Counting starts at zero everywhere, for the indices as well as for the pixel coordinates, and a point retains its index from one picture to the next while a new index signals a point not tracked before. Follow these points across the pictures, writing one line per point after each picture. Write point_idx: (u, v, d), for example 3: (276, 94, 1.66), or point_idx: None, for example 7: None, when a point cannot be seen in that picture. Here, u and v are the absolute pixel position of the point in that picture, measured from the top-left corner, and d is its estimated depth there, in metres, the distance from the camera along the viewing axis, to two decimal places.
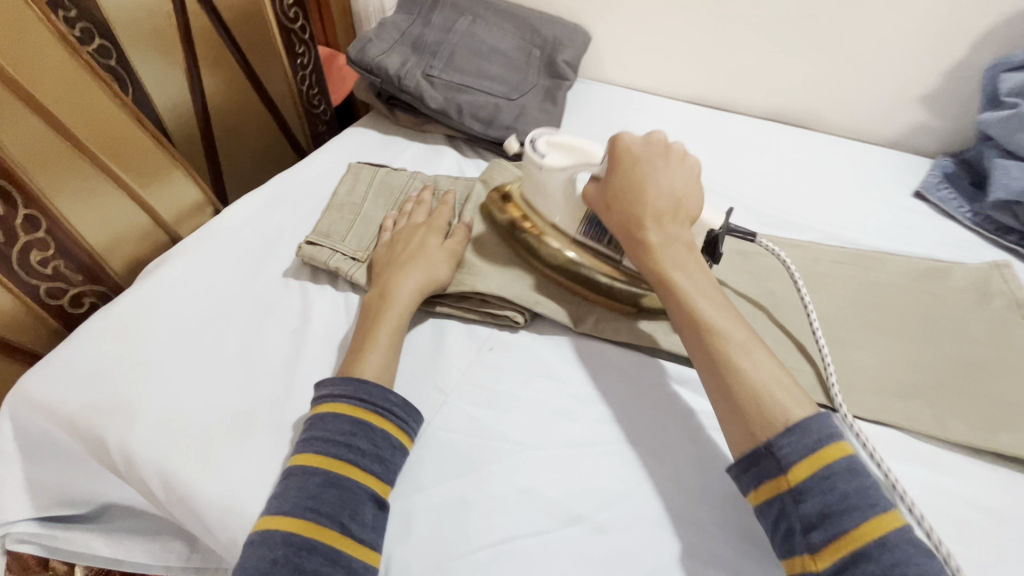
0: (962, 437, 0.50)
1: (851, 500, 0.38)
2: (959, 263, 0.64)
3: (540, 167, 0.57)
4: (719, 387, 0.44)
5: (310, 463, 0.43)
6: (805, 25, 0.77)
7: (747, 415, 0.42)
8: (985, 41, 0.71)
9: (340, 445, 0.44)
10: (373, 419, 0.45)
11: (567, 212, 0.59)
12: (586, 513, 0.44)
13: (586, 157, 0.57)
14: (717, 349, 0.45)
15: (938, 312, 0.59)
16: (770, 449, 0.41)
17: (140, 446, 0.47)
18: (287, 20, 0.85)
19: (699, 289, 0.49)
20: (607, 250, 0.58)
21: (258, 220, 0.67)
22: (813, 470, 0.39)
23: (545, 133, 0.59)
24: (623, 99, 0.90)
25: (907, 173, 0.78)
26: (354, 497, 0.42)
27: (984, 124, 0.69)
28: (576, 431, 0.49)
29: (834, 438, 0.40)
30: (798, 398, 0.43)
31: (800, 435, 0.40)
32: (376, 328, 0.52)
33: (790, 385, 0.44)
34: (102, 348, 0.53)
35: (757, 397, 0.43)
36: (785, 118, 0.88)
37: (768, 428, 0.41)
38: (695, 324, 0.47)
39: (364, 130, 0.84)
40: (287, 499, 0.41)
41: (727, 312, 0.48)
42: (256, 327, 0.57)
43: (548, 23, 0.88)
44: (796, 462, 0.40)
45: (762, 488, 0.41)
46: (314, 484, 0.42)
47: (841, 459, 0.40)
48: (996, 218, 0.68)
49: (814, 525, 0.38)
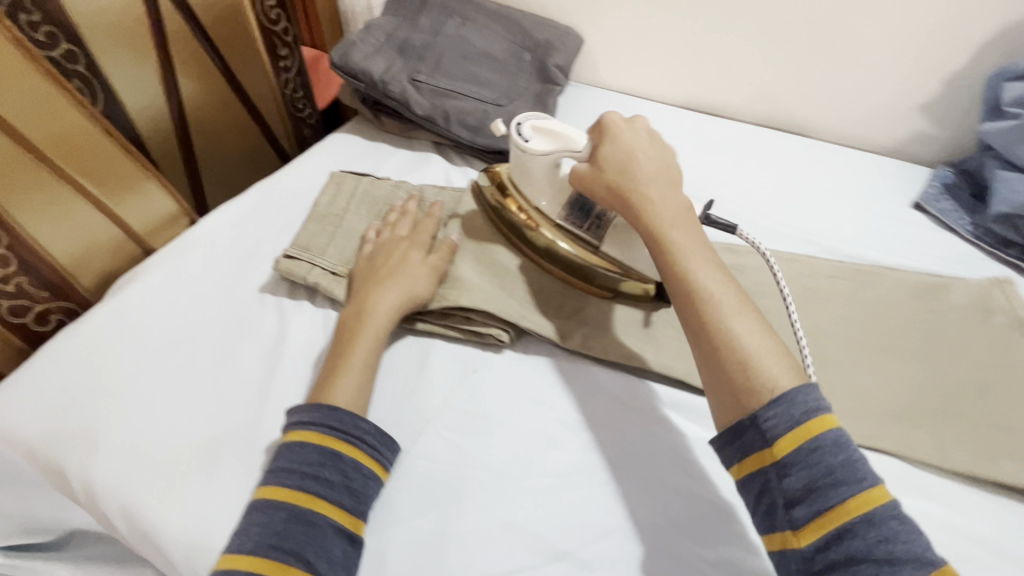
0: (961, 465, 0.48)
1: (839, 476, 0.36)
2: (959, 279, 0.62)
3: (522, 150, 0.57)
4: (708, 355, 0.42)
5: (275, 497, 0.40)
6: (802, 30, 0.75)
7: (736, 386, 0.40)
8: (988, 48, 0.69)
9: (307, 477, 0.41)
10: (342, 448, 0.43)
11: (551, 197, 0.58)
12: (570, 549, 0.42)
13: (568, 142, 0.55)
14: (706, 314, 0.42)
15: (937, 332, 0.57)
16: (755, 421, 0.38)
17: (102, 477, 0.45)
18: (269, 22, 0.82)
19: (690, 251, 0.46)
20: (586, 236, 0.56)
21: (235, 231, 0.65)
22: (801, 442, 0.37)
23: (532, 117, 0.58)
24: (616, 105, 0.88)
25: (906, 183, 0.76)
26: (321, 533, 0.39)
27: (984, 134, 0.67)
28: (561, 459, 0.47)
29: (822, 410, 0.38)
30: (789, 367, 0.40)
31: (786, 407, 0.38)
32: (353, 347, 0.50)
33: (779, 352, 0.40)
34: (65, 371, 0.50)
35: (745, 361, 0.40)
36: (781, 124, 0.86)
37: (756, 397, 0.39)
38: (686, 290, 0.44)
39: (348, 136, 0.81)
40: (249, 536, 0.39)
41: (721, 276, 0.44)
42: (230, 346, 0.54)
43: (539, 25, 0.86)
44: (781, 435, 0.37)
45: (746, 462, 0.39)
46: (278, 518, 0.39)
47: (829, 429, 0.37)
48: (996, 231, 0.66)
49: (798, 500, 0.36)
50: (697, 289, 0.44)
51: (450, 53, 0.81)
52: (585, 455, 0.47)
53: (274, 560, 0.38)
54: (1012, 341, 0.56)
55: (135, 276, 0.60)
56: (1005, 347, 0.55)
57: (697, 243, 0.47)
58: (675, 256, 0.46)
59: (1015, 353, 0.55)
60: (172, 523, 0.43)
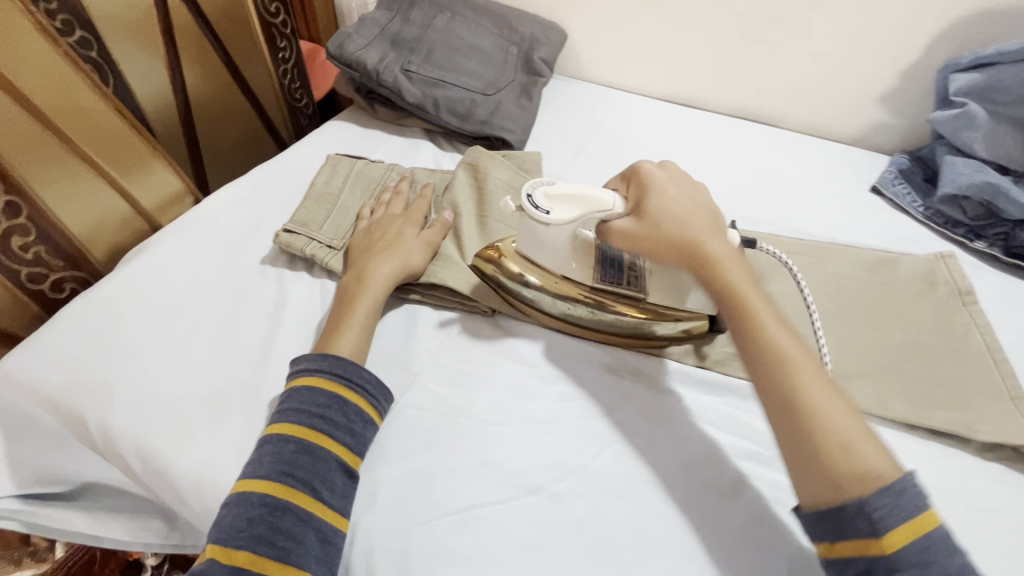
0: (900, 414, 0.53)
1: (954, 575, 0.34)
2: (908, 255, 0.67)
3: (545, 223, 0.54)
4: (795, 434, 0.40)
5: (287, 433, 0.45)
6: (769, 25, 0.80)
7: (833, 467, 0.38)
8: (938, 43, 0.74)
9: (315, 417, 0.46)
10: (346, 394, 0.48)
11: (578, 261, 0.57)
12: (544, 484, 0.47)
13: (593, 204, 0.53)
14: (793, 389, 0.41)
15: (886, 301, 0.63)
16: (860, 508, 0.37)
17: (118, 423, 0.49)
18: (268, 15, 0.87)
19: (767, 322, 0.45)
20: (627, 290, 0.57)
21: (237, 210, 0.69)
22: (908, 537, 0.35)
23: (541, 185, 0.55)
24: (598, 96, 0.93)
25: (866, 169, 0.81)
26: (327, 465, 0.44)
27: (934, 122, 0.73)
28: (538, 409, 0.52)
29: (926, 503, 0.36)
30: (883, 448, 0.39)
31: (894, 498, 0.36)
32: (352, 308, 0.54)
33: (869, 432, 0.40)
34: (81, 331, 0.55)
35: (841, 442, 0.39)
36: (752, 115, 0.91)
37: (860, 482, 0.37)
38: (770, 365, 0.43)
39: (344, 124, 0.86)
40: (263, 464, 0.43)
41: (797, 344, 0.44)
42: (234, 311, 0.59)
43: (525, 21, 0.91)
44: (891, 528, 0.35)
45: (841, 544, 0.38)
46: (289, 450, 0.44)
47: (936, 526, 0.35)
48: (945, 212, 0.72)
49: None
50: (781, 364, 0.43)
51: (440, 46, 0.86)
52: (561, 406, 0.52)
53: (285, 485, 0.42)
54: (952, 308, 0.61)
55: (144, 249, 0.64)
56: (945, 314, 0.61)
57: (767, 308, 0.47)
58: (753, 327, 0.45)
59: (954, 319, 0.60)
60: (183, 463, 0.47)
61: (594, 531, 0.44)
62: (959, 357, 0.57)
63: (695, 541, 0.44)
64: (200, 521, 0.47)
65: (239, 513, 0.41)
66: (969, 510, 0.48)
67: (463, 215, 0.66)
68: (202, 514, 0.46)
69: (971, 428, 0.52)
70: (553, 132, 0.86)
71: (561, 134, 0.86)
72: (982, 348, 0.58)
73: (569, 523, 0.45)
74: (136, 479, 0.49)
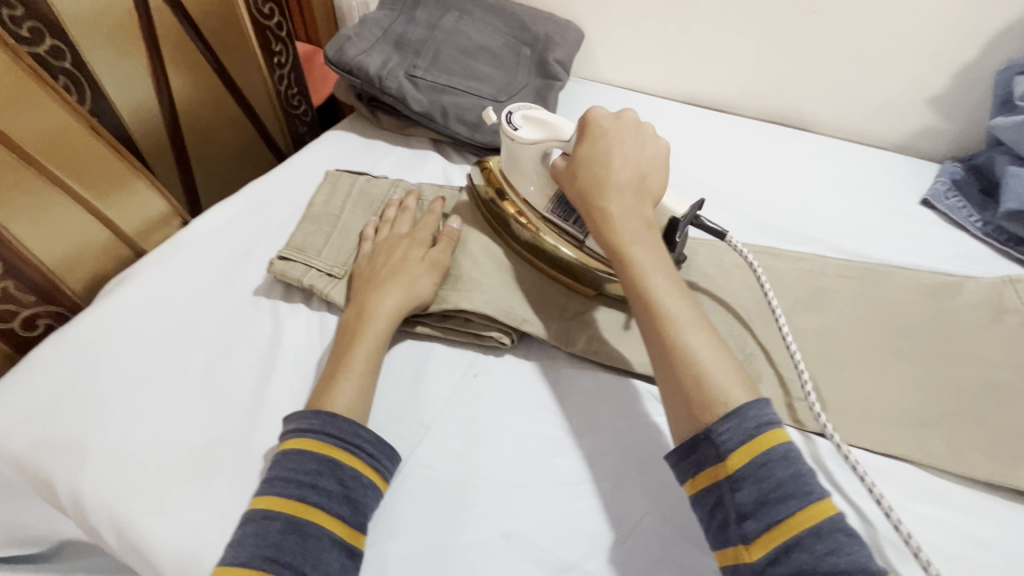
0: (978, 471, 0.47)
1: (786, 488, 0.36)
2: (970, 277, 0.61)
3: (511, 138, 0.56)
4: (659, 360, 0.42)
5: (273, 507, 0.39)
6: (809, 22, 0.73)
7: (689, 398, 0.40)
8: (998, 41, 0.67)
9: (304, 486, 0.40)
10: (341, 456, 0.42)
11: (538, 185, 0.57)
12: (577, 561, 0.41)
13: (557, 132, 0.55)
14: (665, 327, 0.43)
15: (951, 332, 0.56)
16: (709, 434, 0.38)
17: (91, 489, 0.43)
18: (262, 16, 0.80)
19: (651, 266, 0.46)
20: (572, 229, 0.55)
21: (228, 232, 0.63)
22: (747, 458, 0.37)
23: (524, 107, 0.58)
24: (618, 100, 0.86)
25: (914, 179, 0.74)
26: (320, 546, 0.38)
27: (996, 129, 0.66)
28: (566, 467, 0.46)
29: (772, 425, 0.38)
30: (742, 382, 0.40)
31: (738, 421, 0.38)
32: (353, 348, 0.48)
33: (733, 369, 0.41)
34: (52, 378, 0.49)
35: (697, 371, 0.40)
36: (786, 120, 0.84)
37: (710, 412, 0.39)
38: (645, 301, 0.44)
39: (345, 134, 0.80)
40: (243, 548, 0.37)
41: (678, 293, 0.45)
42: (224, 351, 0.53)
43: (539, 19, 0.84)
44: (733, 450, 0.37)
45: (700, 476, 0.39)
46: (275, 530, 0.38)
47: (777, 446, 0.37)
48: (1008, 228, 0.65)
49: (748, 514, 0.36)
50: (653, 299, 0.44)
51: (448, 48, 0.79)
52: (591, 462, 0.46)
53: (269, 575, 0.36)
54: None
55: (126, 278, 0.58)
56: (1020, 347, 0.54)
57: (659, 262, 0.47)
58: (638, 269, 0.46)
59: None
60: (164, 536, 0.41)
61: None
62: None
63: None
64: None
65: None
66: None
67: (475, 236, 0.60)
68: None
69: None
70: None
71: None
72: None
73: None
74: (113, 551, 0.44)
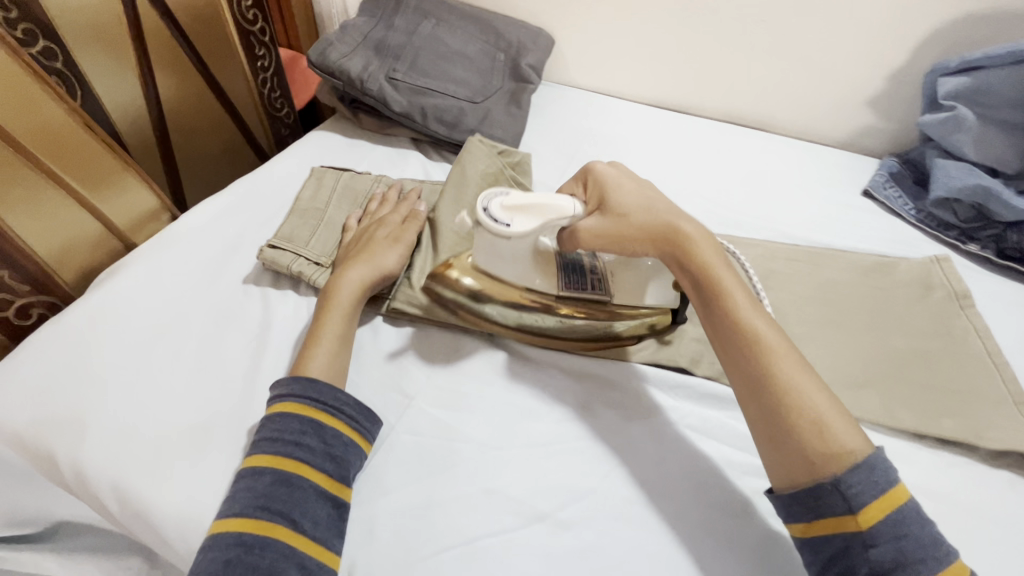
0: (908, 424, 0.52)
1: (925, 545, 0.37)
2: (903, 258, 0.67)
3: (505, 237, 0.50)
4: (772, 408, 0.41)
5: (261, 464, 0.42)
6: (758, 30, 0.80)
7: (810, 448, 0.39)
8: (924, 47, 0.75)
9: (289, 444, 0.43)
10: (322, 417, 0.45)
11: (540, 271, 0.55)
12: (550, 510, 0.45)
13: (556, 213, 0.50)
14: (771, 372, 0.42)
15: (886, 306, 0.62)
16: (837, 485, 0.38)
17: (91, 460, 0.46)
18: (245, 22, 0.84)
19: (742, 304, 0.46)
20: (592, 295, 0.55)
21: (217, 226, 0.66)
22: (882, 513, 0.37)
23: (497, 196, 0.50)
24: (588, 103, 0.92)
25: (858, 173, 0.81)
26: (306, 495, 0.41)
27: (924, 126, 0.73)
28: (540, 430, 0.50)
29: (892, 479, 0.38)
30: (857, 428, 0.40)
31: (869, 475, 0.38)
32: (321, 317, 0.52)
33: (848, 416, 0.41)
34: (50, 361, 0.51)
35: (816, 419, 0.40)
36: (742, 120, 0.91)
37: (834, 463, 0.39)
38: (746, 343, 0.44)
39: (327, 134, 0.83)
40: (236, 500, 0.41)
41: (777, 334, 0.44)
42: (216, 334, 0.56)
43: (512, 26, 0.89)
44: (865, 505, 0.37)
45: (819, 523, 0.39)
46: (263, 485, 0.41)
47: (904, 500, 0.38)
48: (938, 214, 0.72)
49: (886, 570, 0.36)
50: (756, 341, 0.44)
51: (426, 53, 0.84)
52: (562, 427, 0.50)
53: (261, 521, 0.40)
54: (950, 312, 0.61)
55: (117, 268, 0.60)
56: (945, 317, 0.60)
57: (750, 302, 0.46)
58: (730, 310, 0.45)
59: (953, 323, 0.60)
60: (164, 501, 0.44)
61: (602, 559, 0.43)
62: (962, 361, 0.57)
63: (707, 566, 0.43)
64: (184, 563, 0.44)
65: (213, 557, 0.38)
66: (982, 520, 0.47)
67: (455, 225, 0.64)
68: (186, 556, 0.43)
69: (978, 435, 0.51)
70: (544, 140, 0.85)
71: (553, 142, 0.84)
72: (982, 353, 0.57)
73: (577, 552, 0.43)
74: (113, 520, 0.46)
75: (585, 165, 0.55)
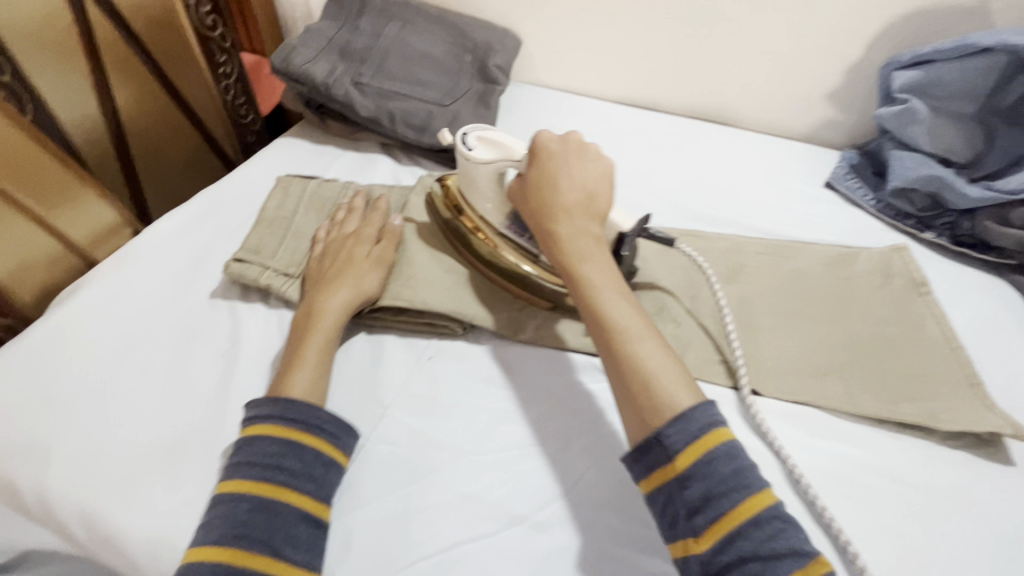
0: (869, 409, 0.54)
1: (728, 480, 0.40)
2: (864, 248, 0.69)
3: (466, 159, 0.56)
4: (607, 357, 0.46)
5: (244, 488, 0.42)
6: (721, 27, 0.81)
7: (640, 405, 0.43)
8: (879, 42, 0.77)
9: (269, 468, 0.43)
10: (302, 437, 0.45)
11: (498, 201, 0.58)
12: (527, 513, 0.45)
13: (510, 151, 0.55)
14: (614, 337, 0.46)
15: (848, 296, 0.64)
16: (658, 437, 0.41)
17: (57, 486, 0.45)
18: (205, 27, 0.81)
19: (600, 278, 0.49)
20: (529, 246, 0.58)
21: (181, 238, 0.64)
22: (693, 459, 0.40)
23: (477, 128, 0.58)
24: (557, 102, 0.92)
25: (820, 165, 0.83)
26: (288, 523, 0.41)
27: (881, 119, 0.74)
28: (517, 434, 0.50)
29: (715, 423, 0.42)
30: (686, 387, 0.44)
31: (685, 424, 0.41)
32: (299, 348, 0.51)
33: (679, 374, 0.44)
34: (9, 385, 0.50)
35: (646, 374, 0.44)
36: (708, 116, 0.92)
37: (658, 416, 0.42)
38: (603, 307, 0.47)
39: (295, 140, 0.82)
40: (214, 531, 0.40)
41: (629, 308, 0.48)
42: (184, 351, 0.54)
43: (478, 27, 0.89)
44: (680, 450, 0.41)
45: (653, 476, 0.42)
46: (241, 514, 0.40)
47: (721, 443, 0.41)
48: (895, 204, 0.74)
49: (698, 509, 0.39)
50: (607, 304, 0.47)
51: (393, 56, 0.83)
52: (537, 430, 0.51)
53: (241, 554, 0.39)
54: (909, 299, 0.63)
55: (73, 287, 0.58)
56: (904, 305, 0.62)
57: (609, 278, 0.49)
58: (589, 282, 0.49)
59: (912, 309, 0.62)
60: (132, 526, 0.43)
61: (579, 559, 0.43)
62: (919, 346, 0.59)
63: None
64: None
65: None
66: (940, 498, 0.49)
67: (426, 231, 0.64)
68: None
69: (935, 418, 0.53)
70: (513, 141, 0.85)
71: (522, 143, 0.84)
72: (939, 337, 0.60)
73: (555, 553, 0.43)
74: (81, 545, 0.45)
75: (532, 134, 0.55)
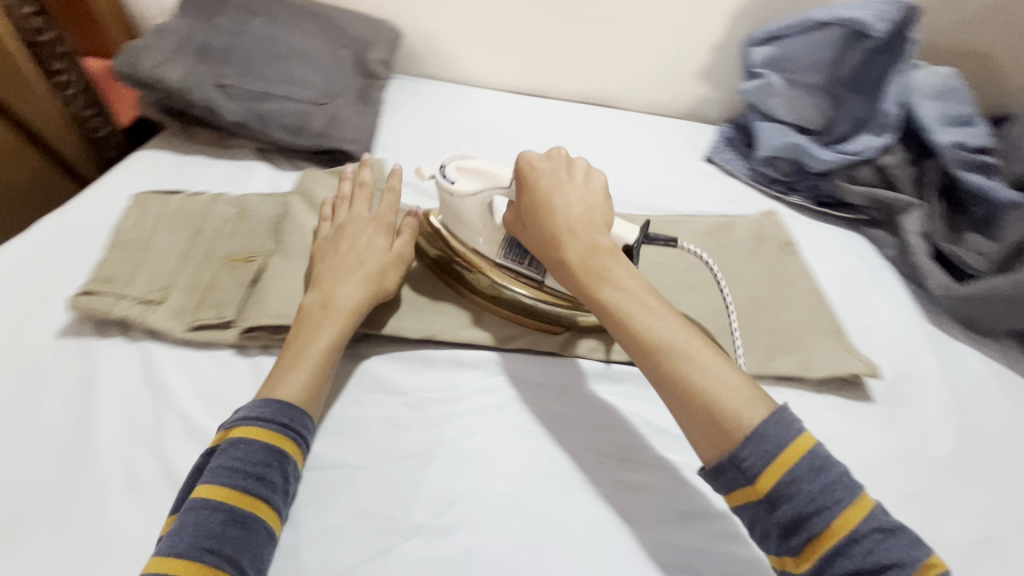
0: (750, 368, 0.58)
1: (820, 501, 0.37)
2: (740, 216, 0.74)
3: (450, 192, 0.56)
4: (656, 375, 0.44)
5: (234, 509, 0.39)
6: (594, 12, 0.82)
7: (708, 429, 0.40)
8: (740, 21, 0.81)
9: (251, 477, 0.41)
10: (290, 448, 0.44)
11: (489, 233, 0.57)
12: (427, 521, 0.44)
13: (495, 179, 0.54)
14: (664, 363, 0.43)
15: (726, 262, 0.68)
16: (733, 460, 0.39)
17: None
18: (31, 33, 0.70)
19: (631, 302, 0.46)
20: (529, 271, 0.56)
21: (18, 274, 0.57)
22: (777, 477, 0.38)
23: (455, 158, 0.57)
24: (445, 94, 0.90)
25: (700, 141, 0.87)
26: (232, 567, 0.37)
27: (746, 93, 0.79)
28: (414, 440, 0.49)
29: (798, 432, 0.39)
30: (753, 398, 0.41)
31: (762, 443, 0.38)
32: (319, 347, 0.49)
33: (741, 386, 0.41)
34: None
35: (702, 385, 0.41)
36: (596, 99, 0.94)
37: (730, 438, 0.39)
38: (643, 319, 0.45)
39: (156, 153, 0.75)
40: (176, 551, 0.37)
41: (671, 324, 0.45)
42: (26, 402, 0.48)
43: (353, 19, 0.84)
44: (760, 473, 0.38)
45: (735, 494, 0.40)
46: (199, 540, 0.37)
47: (804, 456, 0.38)
48: (765, 172, 0.80)
49: (791, 530, 0.38)
50: (660, 314, 0.45)
51: (258, 53, 0.77)
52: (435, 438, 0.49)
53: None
54: (781, 260, 0.68)
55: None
56: (777, 266, 0.67)
57: (641, 298, 0.46)
58: (620, 307, 0.46)
59: (783, 270, 0.67)
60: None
61: (482, 558, 0.43)
62: (792, 304, 0.63)
63: (586, 545, 0.44)
64: None
65: None
66: None
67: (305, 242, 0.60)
68: None
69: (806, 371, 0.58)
70: (402, 140, 0.82)
71: (411, 139, 0.81)
72: (807, 292, 0.64)
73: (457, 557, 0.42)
74: None
75: (517, 157, 0.53)
